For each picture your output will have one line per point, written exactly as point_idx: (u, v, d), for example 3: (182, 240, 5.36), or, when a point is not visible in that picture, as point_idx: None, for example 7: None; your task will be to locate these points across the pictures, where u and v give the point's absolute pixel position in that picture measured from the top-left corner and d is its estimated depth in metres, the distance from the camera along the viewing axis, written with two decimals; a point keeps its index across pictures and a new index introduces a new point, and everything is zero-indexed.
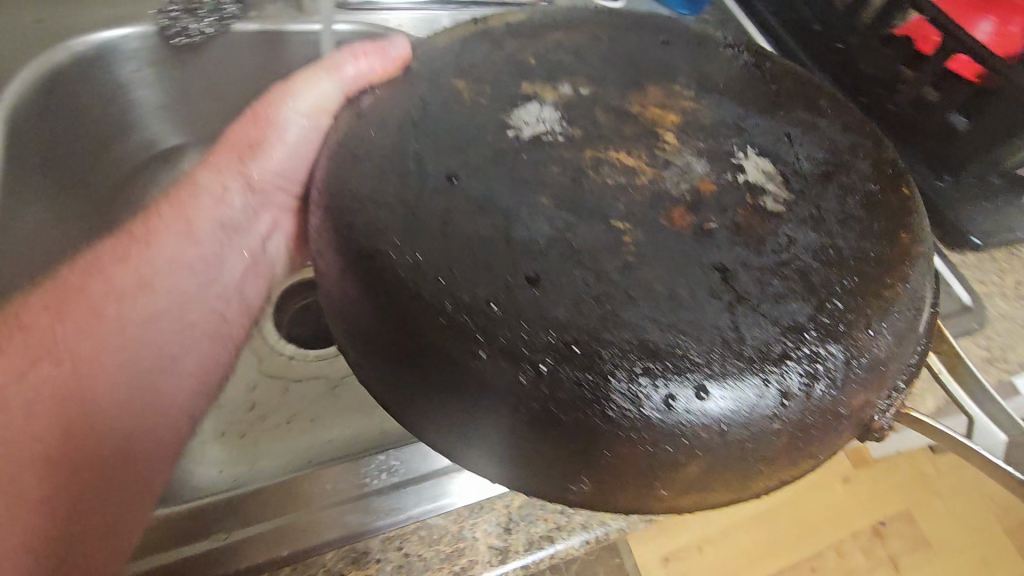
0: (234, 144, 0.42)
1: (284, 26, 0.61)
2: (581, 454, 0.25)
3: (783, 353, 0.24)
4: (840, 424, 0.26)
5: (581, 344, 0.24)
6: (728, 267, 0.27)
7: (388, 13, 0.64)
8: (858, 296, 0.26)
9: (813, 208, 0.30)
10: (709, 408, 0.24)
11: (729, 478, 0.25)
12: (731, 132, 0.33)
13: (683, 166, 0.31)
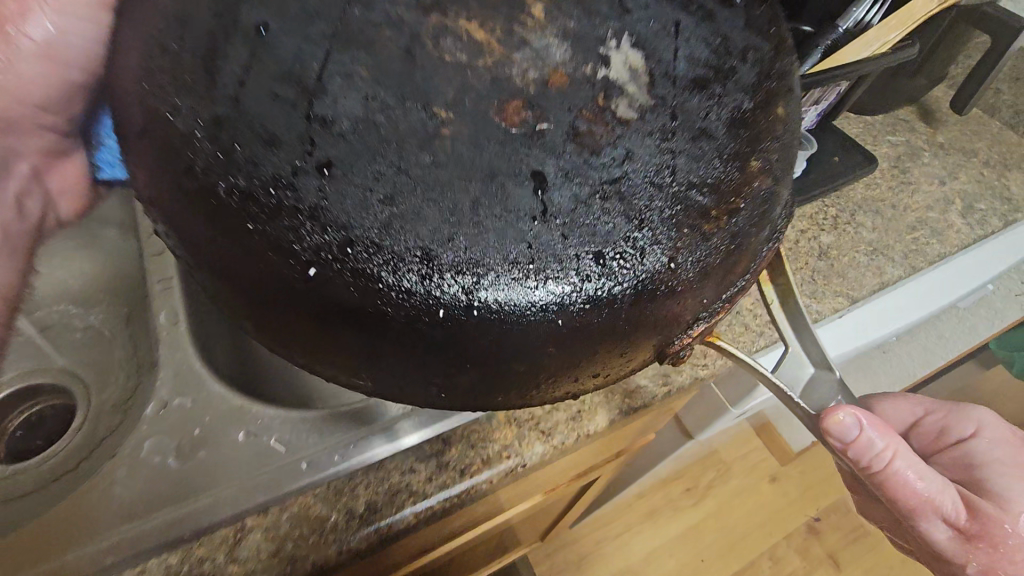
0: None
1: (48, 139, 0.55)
2: (355, 351, 0.25)
3: (569, 276, 0.24)
4: (626, 346, 0.27)
5: (358, 245, 0.23)
6: (548, 178, 0.24)
7: None
8: (673, 225, 0.25)
9: (670, 117, 0.26)
10: (481, 319, 0.24)
11: (503, 386, 0.26)
12: (611, 13, 0.27)
13: (538, 50, 0.26)
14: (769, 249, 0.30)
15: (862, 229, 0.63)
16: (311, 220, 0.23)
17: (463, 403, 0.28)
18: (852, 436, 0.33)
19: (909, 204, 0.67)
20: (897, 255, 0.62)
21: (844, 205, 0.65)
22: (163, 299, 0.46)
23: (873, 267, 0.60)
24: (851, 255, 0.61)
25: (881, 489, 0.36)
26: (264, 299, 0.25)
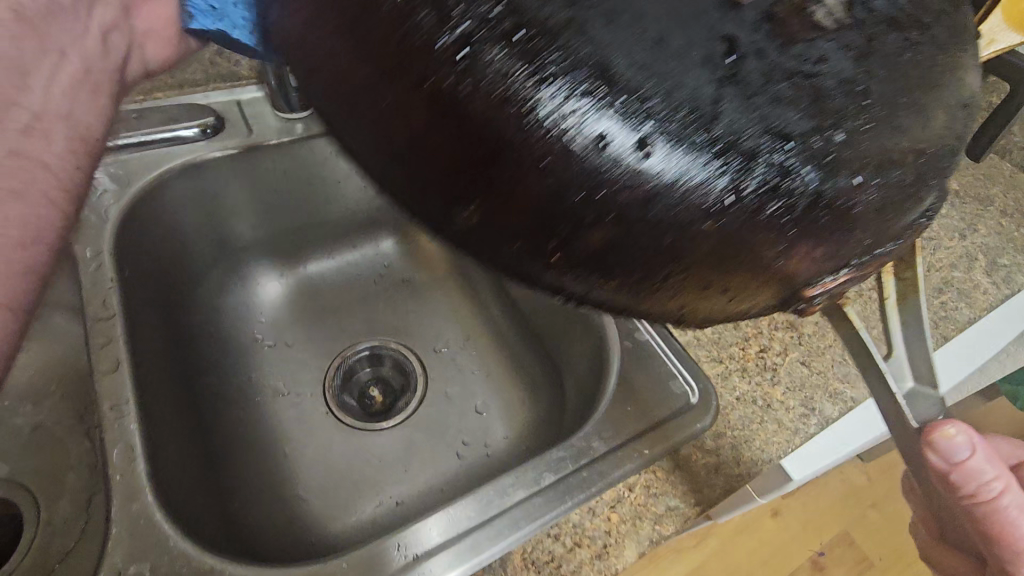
0: None
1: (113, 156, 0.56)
2: (461, 175, 0.20)
3: (751, 152, 0.20)
4: (773, 266, 0.22)
5: (530, 32, 0.19)
6: (740, 45, 0.19)
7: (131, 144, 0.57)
8: (868, 133, 0.21)
9: (871, 16, 0.22)
10: (639, 164, 0.20)
11: (626, 272, 0.21)
12: None
13: None
14: (919, 230, 0.26)
15: None
16: None
17: (558, 291, 0.23)
18: (964, 457, 0.32)
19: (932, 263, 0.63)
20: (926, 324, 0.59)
21: None
22: (100, 330, 0.47)
23: None
24: None
25: (984, 523, 0.37)
26: (354, 91, 0.21)
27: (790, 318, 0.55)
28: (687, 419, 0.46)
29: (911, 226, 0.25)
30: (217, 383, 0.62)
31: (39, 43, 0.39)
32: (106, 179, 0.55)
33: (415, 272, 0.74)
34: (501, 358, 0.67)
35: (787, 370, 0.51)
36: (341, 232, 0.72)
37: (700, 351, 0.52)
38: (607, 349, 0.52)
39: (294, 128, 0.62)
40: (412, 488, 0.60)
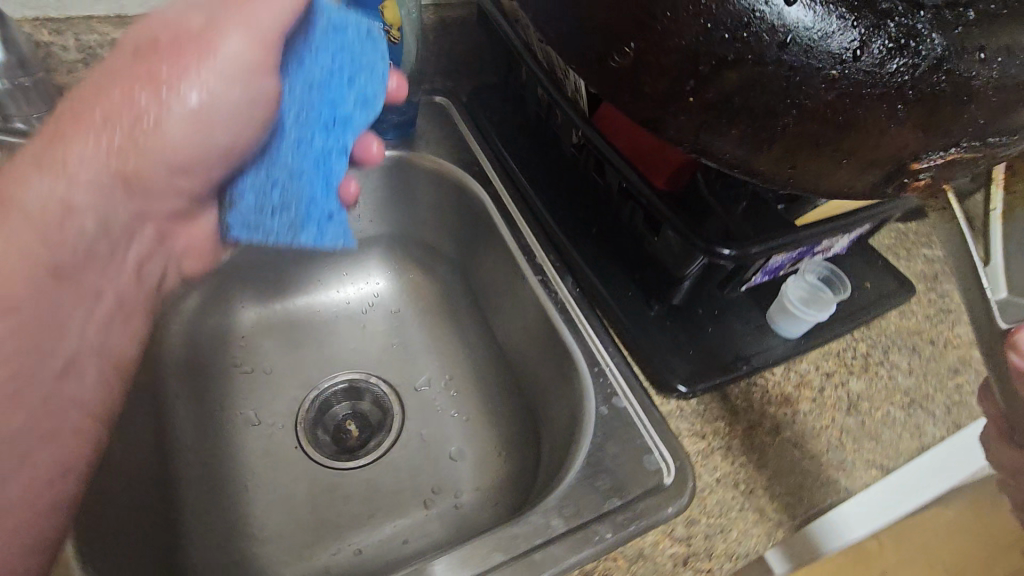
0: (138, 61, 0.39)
1: None
2: (646, 29, 0.30)
3: (875, 24, 0.28)
4: (894, 119, 0.30)
5: None
6: None
7: None
8: (966, 26, 0.29)
9: None
10: (786, 12, 0.28)
11: (765, 102, 0.29)
12: None
13: None
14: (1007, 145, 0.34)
15: (898, 376, 0.56)
16: None
17: (702, 123, 0.31)
18: None
19: (948, 340, 0.60)
20: (938, 407, 0.54)
21: (875, 340, 0.58)
22: None
23: (911, 426, 0.52)
24: (885, 407, 0.53)
25: None
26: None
27: (786, 393, 0.52)
28: (659, 500, 0.43)
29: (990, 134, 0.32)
30: (182, 412, 0.60)
31: (73, 292, 0.43)
32: None
33: (403, 305, 0.72)
34: (482, 404, 0.64)
35: (777, 451, 0.48)
36: (328, 264, 0.71)
37: (681, 423, 0.48)
38: (582, 412, 0.49)
39: None
40: (375, 536, 0.56)
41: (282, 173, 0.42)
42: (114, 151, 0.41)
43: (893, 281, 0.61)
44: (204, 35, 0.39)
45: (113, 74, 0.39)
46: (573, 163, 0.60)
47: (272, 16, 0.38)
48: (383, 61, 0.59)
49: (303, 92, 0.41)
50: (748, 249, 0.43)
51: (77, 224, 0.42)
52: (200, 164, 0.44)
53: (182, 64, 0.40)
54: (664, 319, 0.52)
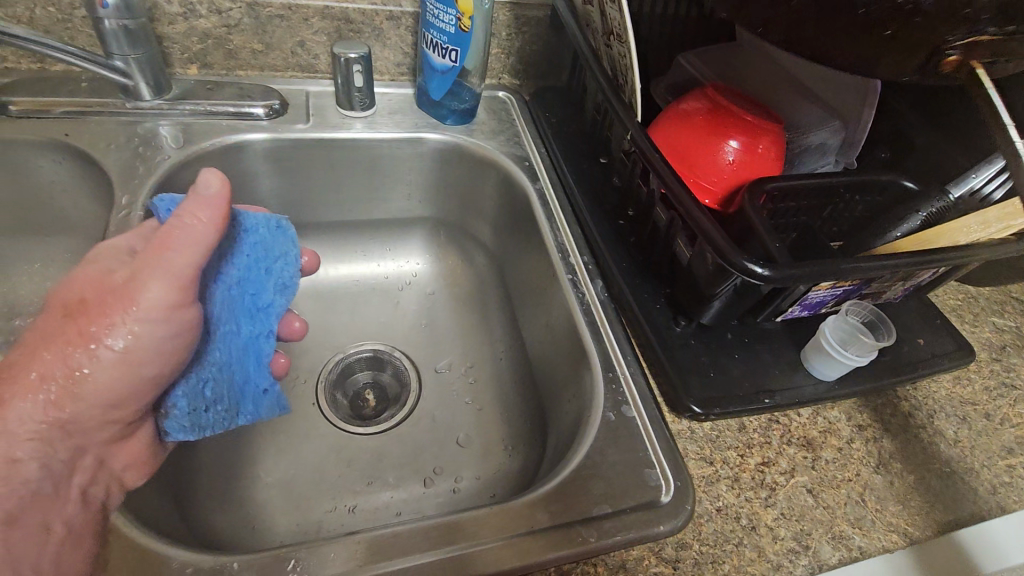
0: (91, 308, 0.39)
1: (203, 147, 0.59)
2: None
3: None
4: (977, 50, 0.32)
5: None
6: None
7: (237, 136, 0.61)
8: None
9: None
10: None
11: (856, 47, 0.33)
12: None
13: None
14: None
15: (940, 444, 0.51)
16: None
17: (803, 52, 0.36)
18: None
19: (1006, 414, 0.55)
20: (982, 485, 0.49)
21: (920, 401, 0.54)
22: None
23: (948, 496, 0.48)
24: (920, 471, 0.49)
25: None
26: None
27: (809, 437, 0.49)
28: (651, 516, 0.41)
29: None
30: None
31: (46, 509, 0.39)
32: (168, 138, 0.59)
33: (438, 288, 0.74)
34: (495, 397, 0.64)
35: (787, 494, 0.45)
36: (371, 238, 0.74)
37: (690, 445, 0.46)
38: (587, 412, 0.48)
39: (350, 127, 0.66)
40: (369, 503, 0.56)
41: (212, 371, 0.44)
42: (58, 363, 0.39)
43: (951, 341, 0.57)
44: (126, 288, 0.39)
45: (41, 344, 0.39)
46: (620, 169, 0.60)
47: (192, 259, 0.39)
48: (453, 48, 0.61)
49: (225, 294, 0.45)
50: (786, 277, 0.41)
51: (32, 461, 0.39)
52: (130, 402, 0.41)
53: (120, 295, 0.39)
54: (688, 337, 0.51)
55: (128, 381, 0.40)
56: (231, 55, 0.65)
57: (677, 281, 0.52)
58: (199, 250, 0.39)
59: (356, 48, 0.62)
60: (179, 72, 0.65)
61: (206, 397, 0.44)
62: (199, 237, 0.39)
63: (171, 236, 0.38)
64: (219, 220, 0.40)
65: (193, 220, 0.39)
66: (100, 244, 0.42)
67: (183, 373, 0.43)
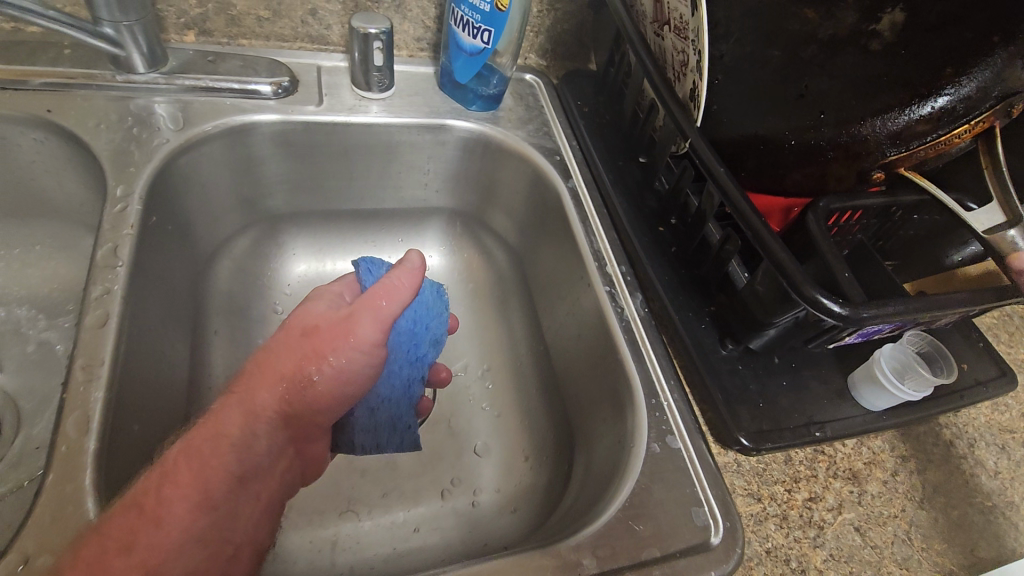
0: (319, 334, 0.44)
1: (203, 129, 0.53)
2: (754, 149, 0.50)
3: (891, 117, 0.43)
4: (904, 160, 0.45)
5: (778, 125, 0.48)
6: (874, 112, 0.44)
7: (250, 119, 0.55)
8: (954, 117, 0.42)
9: (1003, 55, 0.40)
10: (844, 134, 0.45)
11: (827, 173, 0.47)
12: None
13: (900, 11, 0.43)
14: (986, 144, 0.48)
15: (981, 475, 0.50)
16: (763, 112, 0.49)
17: (803, 184, 0.49)
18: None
19: None
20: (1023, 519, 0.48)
21: (962, 429, 0.52)
22: (101, 278, 0.42)
23: (990, 533, 0.46)
24: (964, 507, 0.47)
25: None
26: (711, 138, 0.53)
27: (855, 469, 0.47)
28: (701, 562, 0.39)
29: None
30: (217, 347, 0.56)
31: (268, 476, 0.41)
32: (166, 118, 0.53)
33: (453, 283, 0.69)
34: (515, 406, 0.61)
35: (836, 533, 0.43)
36: (384, 228, 0.68)
37: (736, 479, 0.44)
38: (631, 444, 0.45)
39: (366, 110, 0.60)
40: (386, 517, 0.53)
41: (373, 401, 0.48)
42: (293, 372, 0.43)
43: (994, 366, 0.54)
44: (341, 327, 0.44)
45: (281, 351, 0.44)
46: (666, 174, 0.56)
47: (401, 304, 0.46)
48: (485, 28, 0.55)
49: (393, 340, 0.49)
50: (859, 319, 0.38)
51: (264, 440, 0.41)
52: (327, 411, 0.45)
53: (340, 327, 0.44)
54: (734, 363, 0.48)
55: (339, 390, 0.44)
56: (233, 22, 0.58)
57: (727, 305, 0.49)
58: (403, 300, 0.46)
59: (377, 22, 0.55)
60: (175, 39, 0.58)
61: (360, 426, 0.48)
62: (403, 296, 0.46)
63: (394, 289, 0.46)
64: (415, 285, 0.47)
65: (401, 283, 0.47)
66: (315, 286, 0.48)
67: (358, 400, 0.47)
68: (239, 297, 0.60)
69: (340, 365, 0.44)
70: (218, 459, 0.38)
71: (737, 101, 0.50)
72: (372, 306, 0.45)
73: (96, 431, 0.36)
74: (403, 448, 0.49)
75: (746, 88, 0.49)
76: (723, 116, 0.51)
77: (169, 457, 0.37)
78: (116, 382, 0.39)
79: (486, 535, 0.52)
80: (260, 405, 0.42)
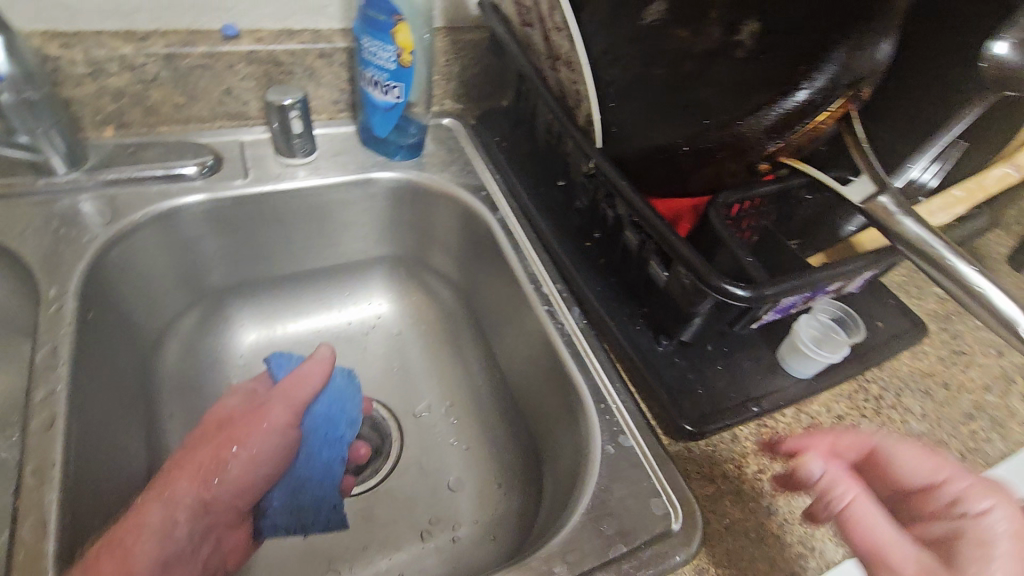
0: (234, 424, 0.51)
1: (132, 219, 0.54)
2: (656, 159, 0.54)
3: (764, 113, 0.48)
4: (783, 148, 0.51)
5: (671, 135, 0.53)
6: (749, 111, 0.48)
7: (178, 204, 0.57)
8: (816, 105, 0.47)
9: (846, 47, 0.45)
10: (727, 133, 0.50)
11: (722, 169, 0.52)
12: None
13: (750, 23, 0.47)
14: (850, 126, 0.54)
15: (910, 421, 0.54)
16: (656, 125, 0.53)
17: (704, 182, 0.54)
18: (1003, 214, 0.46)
19: (963, 383, 0.59)
20: (953, 454, 0.53)
21: (888, 382, 0.57)
22: (42, 381, 0.42)
23: None
24: None
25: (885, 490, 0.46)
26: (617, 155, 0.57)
27: (797, 436, 0.50)
28: (665, 548, 0.41)
29: (879, 57, 0.47)
30: (175, 431, 0.56)
31: (191, 560, 0.45)
32: (93, 214, 0.54)
33: (404, 327, 0.71)
34: (480, 436, 0.63)
35: (787, 498, 0.46)
36: (327, 285, 0.70)
37: (689, 465, 0.47)
38: (587, 450, 0.47)
39: (292, 176, 0.62)
40: (367, 568, 0.54)
41: (294, 483, 0.54)
42: (212, 457, 0.49)
43: (906, 320, 0.59)
44: (257, 412, 0.53)
45: (199, 443, 0.50)
46: (582, 193, 0.60)
47: (312, 389, 0.56)
48: (394, 84, 0.58)
49: (310, 423, 0.56)
50: (762, 298, 0.42)
51: (185, 524, 0.45)
52: (246, 492, 0.50)
53: (254, 414, 0.52)
54: (672, 356, 0.52)
55: (256, 470, 0.51)
56: (150, 112, 0.60)
57: (655, 304, 0.52)
58: (315, 385, 0.56)
59: (291, 93, 0.58)
60: (94, 136, 0.59)
61: (277, 510, 0.53)
62: (311, 381, 0.56)
63: (305, 378, 0.56)
64: (323, 372, 0.57)
65: (310, 374, 0.57)
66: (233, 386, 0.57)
67: (276, 482, 0.53)
68: (190, 378, 0.60)
69: (259, 446, 0.51)
70: (144, 544, 0.42)
71: (633, 118, 0.55)
72: (286, 394, 0.55)
73: (54, 533, 0.37)
74: (331, 525, 0.54)
75: (638, 107, 0.54)
76: (625, 134, 0.56)
77: (92, 551, 0.39)
78: (70, 481, 0.39)
79: (469, 566, 0.53)
80: (179, 494, 0.45)
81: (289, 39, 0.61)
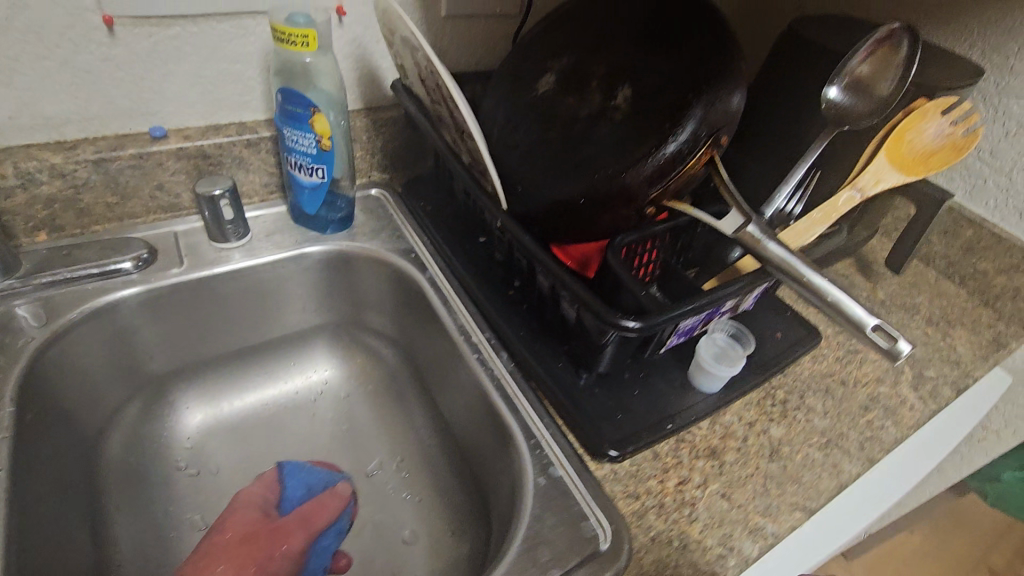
0: (256, 538, 0.58)
1: (69, 318, 0.56)
2: (558, 212, 0.59)
3: (643, 165, 0.54)
4: (664, 193, 0.56)
5: (568, 190, 0.58)
6: (631, 165, 0.54)
7: (119, 299, 0.60)
8: (686, 154, 0.54)
9: (702, 106, 0.53)
10: (615, 185, 0.55)
11: (614, 216, 0.58)
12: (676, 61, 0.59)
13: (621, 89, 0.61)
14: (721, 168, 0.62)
15: (814, 419, 0.60)
16: (554, 182, 0.60)
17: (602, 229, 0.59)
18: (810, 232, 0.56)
19: (858, 379, 0.66)
20: (852, 445, 0.59)
21: (791, 386, 0.63)
22: None
23: (828, 465, 0.56)
24: (804, 450, 0.57)
25: None
26: (522, 211, 0.62)
27: (712, 446, 0.55)
28: (595, 567, 0.45)
29: (732, 109, 0.55)
30: (123, 523, 0.57)
31: None
32: (29, 317, 0.56)
33: (350, 389, 0.74)
34: (431, 486, 0.65)
35: (706, 505, 0.50)
36: (272, 357, 0.73)
37: (615, 486, 0.50)
38: (522, 483, 0.51)
39: (228, 259, 0.65)
40: None
41: None
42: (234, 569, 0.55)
43: (801, 328, 0.67)
44: (278, 533, 0.59)
45: (222, 552, 0.56)
46: (500, 246, 0.65)
47: (328, 518, 0.62)
48: (318, 166, 0.63)
49: (315, 547, 0.60)
50: (655, 325, 0.48)
51: None
52: None
53: (276, 535, 0.59)
54: (593, 387, 0.56)
55: None
56: (82, 214, 0.63)
57: (572, 341, 0.57)
58: (332, 514, 0.62)
59: (220, 184, 0.62)
60: (27, 242, 0.62)
61: None
62: (330, 508, 0.63)
63: (325, 506, 0.63)
64: (340, 502, 0.64)
65: (328, 503, 0.63)
66: (246, 491, 0.63)
67: None
68: (138, 467, 0.61)
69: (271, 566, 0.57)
70: None
71: (535, 176, 0.62)
72: (304, 518, 0.61)
73: None
74: None
75: (540, 165, 0.62)
76: (527, 191, 0.62)
77: None
78: None
79: None
80: None
81: (216, 133, 0.66)
